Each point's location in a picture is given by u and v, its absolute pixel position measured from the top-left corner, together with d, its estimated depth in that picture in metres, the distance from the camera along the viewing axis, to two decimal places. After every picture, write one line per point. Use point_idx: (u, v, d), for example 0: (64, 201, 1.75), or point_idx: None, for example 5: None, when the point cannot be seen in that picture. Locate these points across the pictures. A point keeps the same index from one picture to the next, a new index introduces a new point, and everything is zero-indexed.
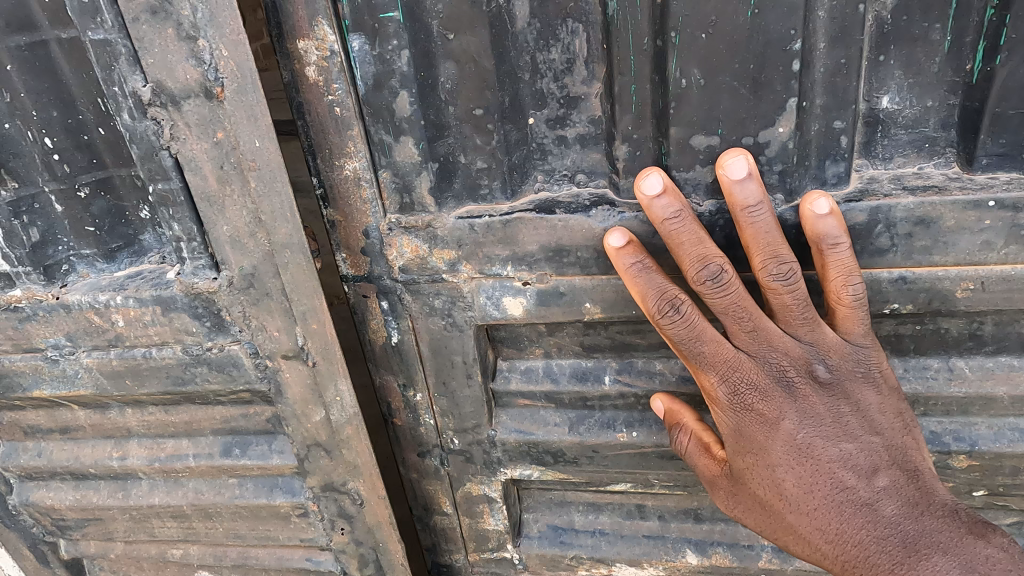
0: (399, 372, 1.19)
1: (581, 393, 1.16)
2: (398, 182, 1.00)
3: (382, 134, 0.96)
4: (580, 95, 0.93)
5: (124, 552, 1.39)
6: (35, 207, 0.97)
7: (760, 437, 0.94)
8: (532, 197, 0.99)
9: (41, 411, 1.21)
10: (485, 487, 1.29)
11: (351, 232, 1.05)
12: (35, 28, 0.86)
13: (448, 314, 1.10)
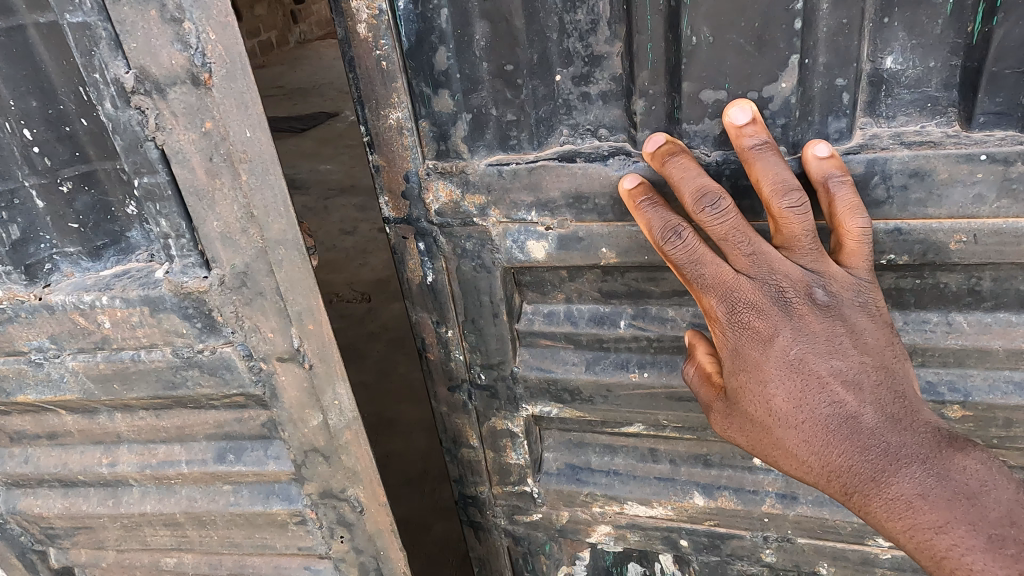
0: (432, 311, 1.24)
1: (597, 336, 1.19)
2: (435, 131, 1.05)
3: (421, 86, 1.02)
4: (602, 54, 0.96)
5: (115, 561, 1.36)
6: (14, 203, 0.95)
7: (754, 355, 0.92)
8: (556, 149, 1.04)
9: (27, 417, 1.18)
10: (509, 422, 1.34)
11: (394, 178, 1.10)
12: (12, 13, 0.83)
13: (477, 256, 1.15)
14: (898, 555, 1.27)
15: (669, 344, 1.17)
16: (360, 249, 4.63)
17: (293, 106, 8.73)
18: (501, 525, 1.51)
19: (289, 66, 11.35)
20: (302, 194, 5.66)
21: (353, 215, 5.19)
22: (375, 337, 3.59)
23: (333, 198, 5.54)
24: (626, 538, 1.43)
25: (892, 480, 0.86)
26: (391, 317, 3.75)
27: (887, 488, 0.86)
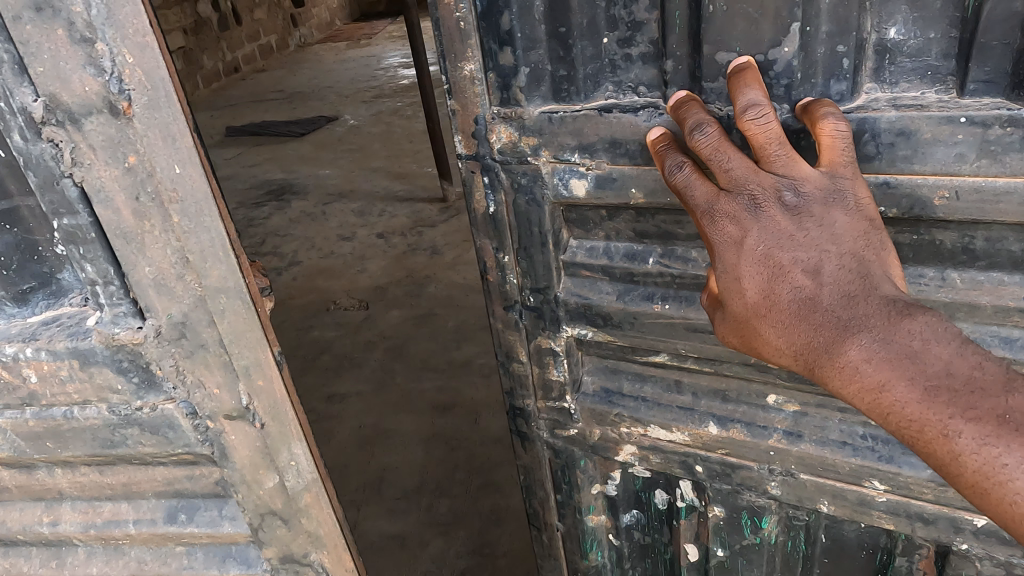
0: (493, 234, 1.24)
1: (628, 270, 1.17)
2: (500, 82, 1.10)
3: (489, 44, 1.08)
4: (642, 20, 0.99)
5: None
6: None
7: (724, 251, 0.90)
8: (600, 102, 1.06)
9: None
10: (553, 341, 1.29)
11: (465, 121, 1.15)
12: None
13: (530, 191, 1.16)
14: (895, 499, 1.14)
15: (690, 282, 1.13)
16: (359, 255, 4.58)
17: (294, 110, 8.70)
18: (543, 437, 1.43)
19: (291, 71, 11.32)
20: (303, 200, 5.62)
21: (351, 220, 5.15)
22: (372, 347, 3.54)
23: (333, 203, 5.50)
24: (648, 460, 1.34)
25: (844, 351, 0.83)
26: (390, 326, 3.70)
27: (840, 360, 0.83)
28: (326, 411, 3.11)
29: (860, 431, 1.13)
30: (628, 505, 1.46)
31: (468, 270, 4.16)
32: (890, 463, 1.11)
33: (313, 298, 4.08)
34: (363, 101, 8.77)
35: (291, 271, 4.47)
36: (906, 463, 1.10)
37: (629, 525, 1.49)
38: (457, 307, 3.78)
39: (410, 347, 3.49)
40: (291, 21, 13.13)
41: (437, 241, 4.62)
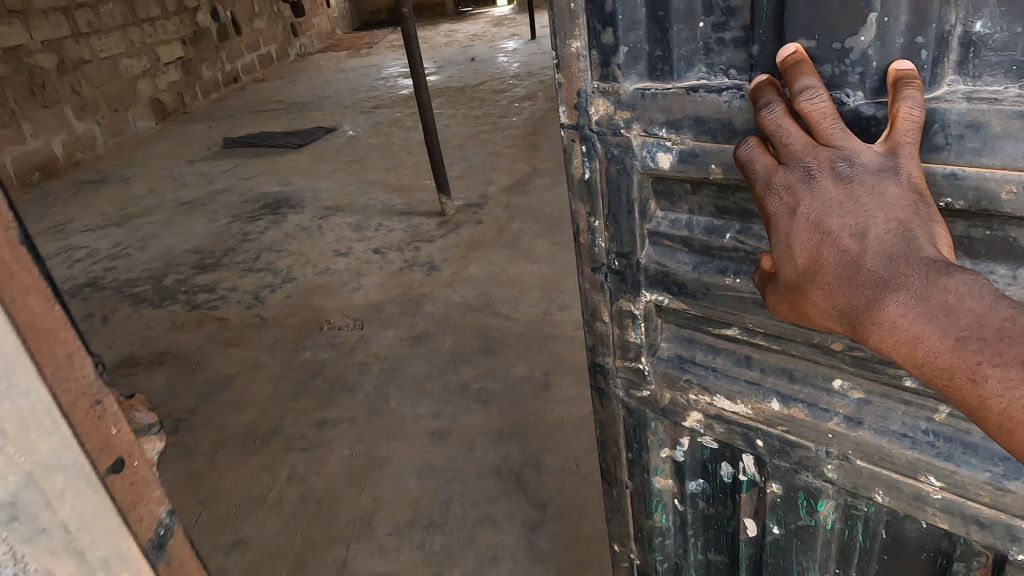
0: (585, 199, 1.29)
1: (706, 243, 1.19)
2: (602, 59, 1.16)
3: (594, 24, 1.14)
4: (737, 6, 1.04)
5: None
6: None
7: (777, 221, 0.95)
8: (691, 82, 1.10)
9: None
10: (632, 305, 1.33)
11: (569, 93, 1.21)
12: None
13: (622, 161, 1.20)
14: (950, 498, 1.07)
15: None
16: (354, 271, 4.49)
17: (293, 121, 8.63)
18: (618, 396, 1.46)
19: (289, 81, 11.27)
20: (299, 214, 5.53)
21: (347, 236, 5.04)
22: (366, 368, 3.43)
23: (329, 217, 5.40)
24: (712, 429, 1.34)
25: (882, 306, 0.87)
26: (384, 346, 3.59)
27: (877, 315, 0.87)
28: (318, 437, 2.99)
29: (921, 426, 1.07)
30: (694, 473, 1.45)
31: (466, 287, 4.07)
32: (947, 461, 1.05)
33: (306, 317, 3.98)
34: (361, 112, 8.69)
35: (284, 288, 4.37)
36: (964, 463, 1.03)
37: (694, 493, 1.48)
38: (454, 326, 3.68)
39: (406, 369, 3.38)
40: (290, 31, 13.14)
41: (434, 256, 4.54)
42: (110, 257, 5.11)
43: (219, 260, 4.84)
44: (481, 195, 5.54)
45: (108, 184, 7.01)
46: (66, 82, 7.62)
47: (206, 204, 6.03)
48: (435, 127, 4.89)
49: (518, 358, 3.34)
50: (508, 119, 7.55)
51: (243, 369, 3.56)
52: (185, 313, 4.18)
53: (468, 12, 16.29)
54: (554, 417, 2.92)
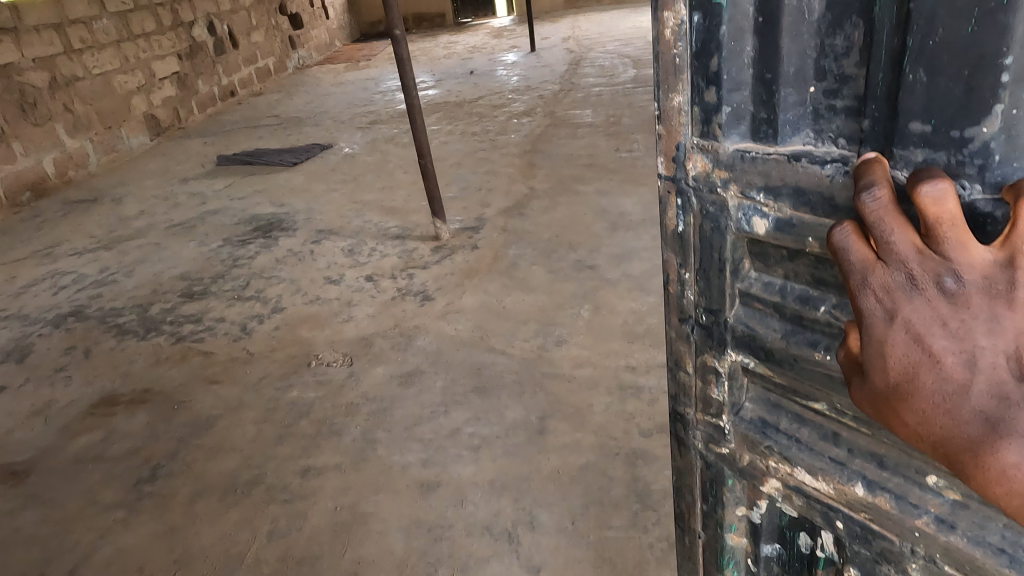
0: (677, 250, 1.24)
1: (798, 313, 1.08)
2: (703, 115, 1.10)
3: (697, 80, 1.09)
4: (852, 75, 0.95)
5: None
6: None
7: (875, 331, 0.89)
8: (794, 147, 1.01)
9: None
10: (716, 362, 1.27)
11: (670, 144, 1.18)
12: None
13: (716, 219, 1.13)
14: None
15: None
16: (346, 301, 4.35)
17: (289, 137, 8.52)
18: (697, 448, 1.41)
19: (286, 95, 11.17)
20: (291, 237, 5.40)
21: (340, 261, 4.91)
22: (354, 411, 3.28)
23: (322, 241, 5.27)
24: (790, 500, 1.24)
25: (986, 447, 0.83)
26: (373, 385, 3.44)
27: (981, 454, 0.84)
28: (301, 488, 2.85)
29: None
30: (770, 537, 1.35)
31: (460, 320, 3.92)
32: None
33: (293, 352, 3.83)
34: (358, 128, 8.57)
35: (272, 318, 4.23)
36: None
37: (770, 557, 1.37)
38: (447, 363, 3.53)
39: (394, 411, 3.23)
40: (288, 43, 13.06)
41: (428, 284, 4.40)
42: (97, 283, 4.99)
43: (207, 288, 4.71)
44: (478, 218, 5.39)
45: (99, 204, 6.89)
46: (58, 99, 7.51)
47: (197, 226, 5.91)
48: (429, 150, 4.75)
49: (513, 401, 3.19)
50: (507, 136, 7.41)
51: (226, 410, 3.41)
52: (169, 346, 4.04)
53: (468, 23, 16.18)
54: (549, 467, 2.77)
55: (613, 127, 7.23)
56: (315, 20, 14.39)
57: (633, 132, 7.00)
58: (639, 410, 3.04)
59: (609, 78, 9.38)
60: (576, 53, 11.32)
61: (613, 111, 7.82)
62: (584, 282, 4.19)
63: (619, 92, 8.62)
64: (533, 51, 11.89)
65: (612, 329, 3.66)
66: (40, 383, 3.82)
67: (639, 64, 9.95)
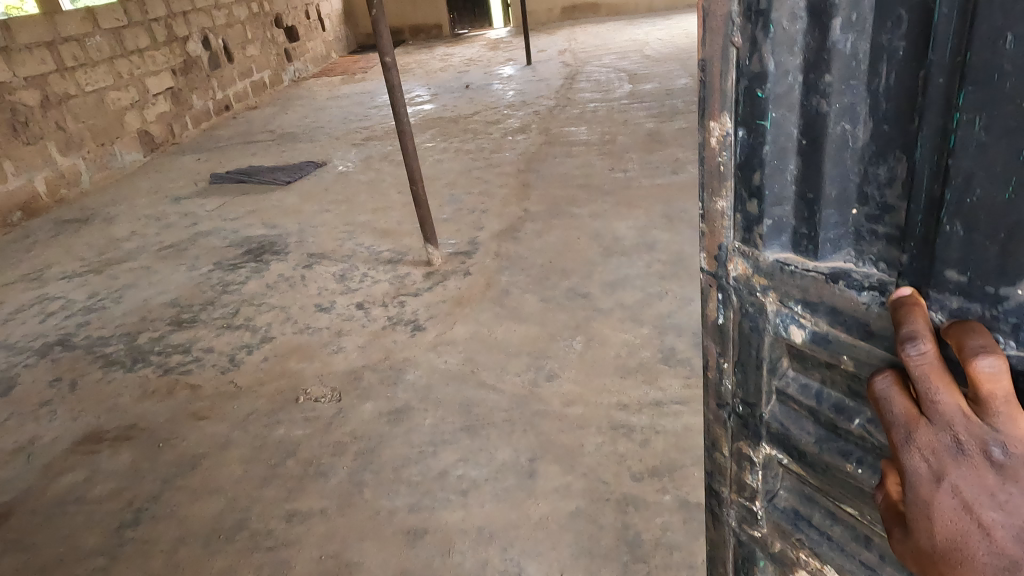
0: (716, 340, 1.32)
1: (833, 422, 1.13)
2: (744, 223, 1.14)
3: (740, 190, 1.12)
4: (895, 205, 0.95)
5: None
6: None
7: (923, 490, 0.92)
8: (833, 264, 1.03)
9: None
10: (752, 451, 1.36)
11: (712, 243, 1.23)
12: None
13: (754, 320, 1.19)
14: None
15: None
16: (336, 330, 4.30)
17: (283, 154, 8.48)
18: (732, 524, 1.52)
19: (281, 109, 11.13)
20: (282, 261, 5.36)
21: (331, 287, 4.87)
22: (342, 450, 3.22)
23: (313, 266, 5.23)
24: None
25: None
26: (362, 422, 3.39)
27: None
28: (285, 534, 2.80)
29: None
30: None
31: (451, 352, 3.87)
32: None
33: (281, 385, 3.78)
34: (352, 144, 8.53)
35: (261, 349, 4.17)
36: None
37: None
38: (437, 399, 3.48)
39: (382, 451, 3.18)
40: (283, 56, 13.03)
41: (420, 312, 4.35)
42: (86, 309, 4.94)
43: (196, 315, 4.66)
44: (471, 241, 5.35)
45: (90, 224, 6.84)
46: (50, 117, 7.47)
47: (188, 248, 5.86)
48: (421, 176, 4.72)
49: (502, 441, 3.14)
50: (502, 155, 7.38)
51: (211, 448, 3.36)
52: (156, 378, 3.99)
53: (465, 35, 16.17)
54: (537, 514, 2.73)
55: (608, 146, 7.20)
56: (311, 32, 14.36)
57: (628, 151, 6.96)
58: (630, 451, 2.99)
59: (605, 93, 9.34)
60: (572, 67, 11.29)
61: (608, 128, 7.79)
62: (576, 312, 4.14)
63: (614, 109, 8.58)
64: (529, 65, 11.86)
65: (604, 363, 3.62)
66: (24, 418, 3.77)
67: (634, 79, 9.92)
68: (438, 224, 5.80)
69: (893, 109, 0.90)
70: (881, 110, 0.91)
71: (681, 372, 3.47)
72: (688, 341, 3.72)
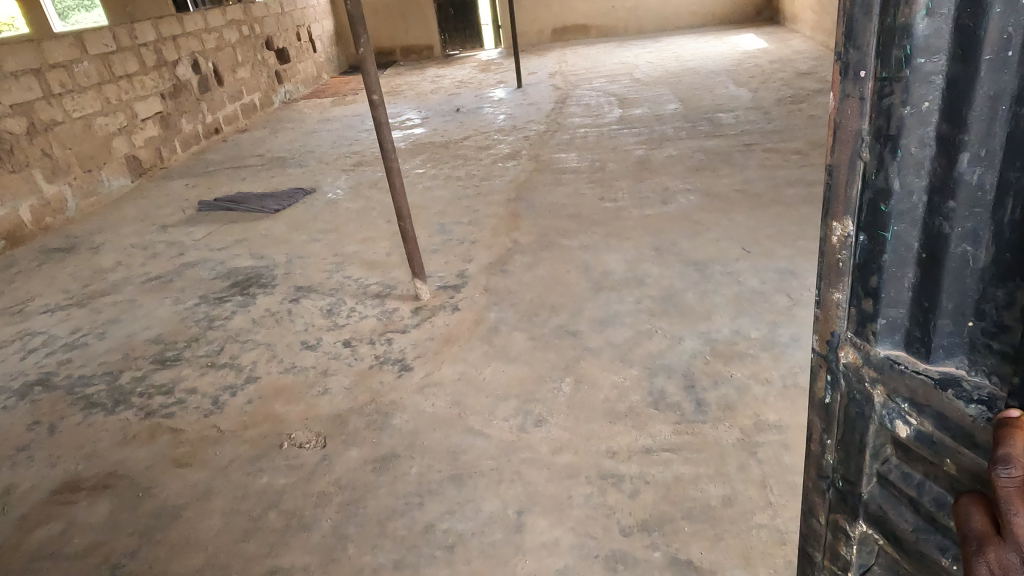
0: (821, 418, 1.47)
1: (933, 513, 1.27)
2: (861, 319, 1.29)
3: (857, 289, 1.27)
4: (1010, 325, 1.07)
5: None
6: None
7: None
8: (944, 370, 1.17)
9: None
10: (848, 524, 1.49)
11: (825, 329, 1.38)
12: None
13: (863, 407, 1.33)
14: None
15: None
16: (322, 369, 4.23)
17: (272, 180, 8.43)
18: None
19: (271, 132, 11.10)
20: (269, 295, 5.30)
21: (319, 323, 4.81)
22: (326, 500, 3.16)
23: (300, 300, 5.17)
24: None
25: None
26: (348, 470, 3.32)
27: None
28: None
29: None
30: None
31: (438, 395, 3.81)
32: None
33: (265, 430, 3.71)
34: (342, 170, 8.51)
35: (246, 390, 4.10)
36: None
37: None
38: (423, 446, 3.42)
39: (368, 502, 3.11)
40: (274, 78, 13.04)
41: (407, 351, 4.30)
42: (68, 347, 4.86)
43: (180, 353, 4.58)
44: (460, 274, 5.31)
45: (75, 253, 6.76)
46: (36, 144, 7.39)
47: (173, 281, 5.79)
48: (408, 212, 4.70)
49: (489, 492, 3.08)
50: (491, 182, 7.37)
51: (193, 498, 3.28)
52: (138, 423, 3.91)
53: (455, 55, 16.23)
54: (524, 571, 2.67)
55: (597, 174, 7.20)
56: (302, 54, 14.40)
57: (617, 179, 6.96)
58: (619, 504, 2.93)
59: (594, 119, 9.36)
60: (561, 90, 11.33)
61: (598, 155, 7.79)
62: (565, 351, 4.09)
63: (604, 134, 8.59)
64: (519, 88, 11.89)
65: (593, 407, 3.57)
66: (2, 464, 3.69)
67: (624, 103, 9.96)
68: (427, 255, 5.75)
69: (1016, 239, 1.03)
70: (1005, 238, 1.04)
71: (671, 417, 3.43)
72: (677, 384, 3.68)
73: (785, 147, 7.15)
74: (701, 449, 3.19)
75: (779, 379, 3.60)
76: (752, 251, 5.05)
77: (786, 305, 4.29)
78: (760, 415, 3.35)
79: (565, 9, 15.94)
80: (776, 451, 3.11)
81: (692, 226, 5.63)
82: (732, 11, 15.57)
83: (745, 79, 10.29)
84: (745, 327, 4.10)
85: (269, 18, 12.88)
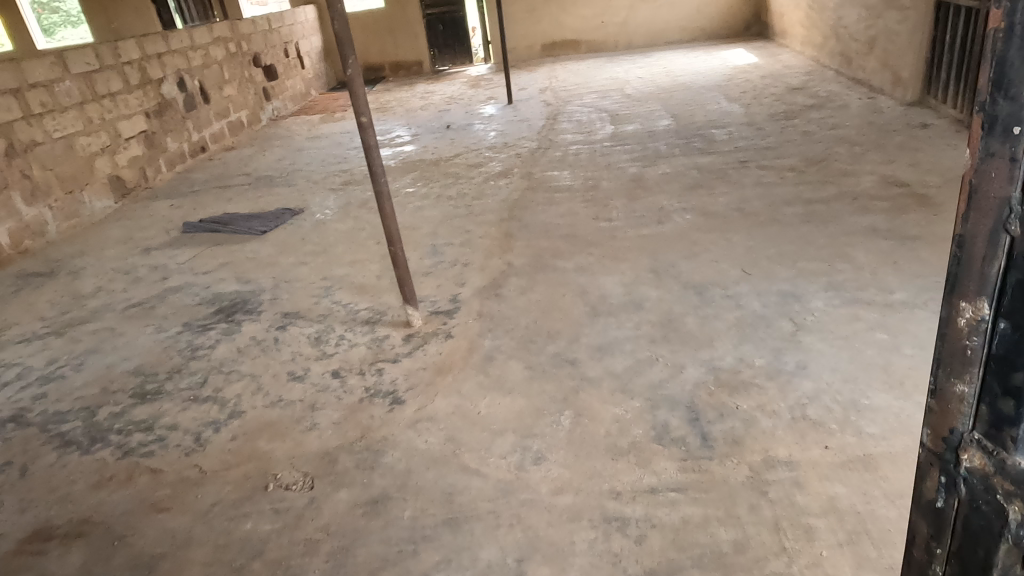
0: (931, 524, 1.31)
1: None
2: (992, 417, 1.10)
3: (991, 384, 1.09)
4: None
5: None
6: None
7: None
8: None
9: None
10: None
11: (943, 423, 1.22)
12: None
13: (985, 517, 1.15)
14: None
15: None
16: (310, 403, 4.05)
17: (259, 200, 8.26)
18: None
19: (258, 151, 10.93)
20: (255, 322, 5.11)
21: (307, 352, 4.63)
22: (314, 549, 2.97)
23: (287, 327, 4.99)
24: None
25: None
26: (336, 515, 3.14)
27: None
28: None
29: None
30: None
31: (432, 431, 3.64)
32: None
33: (249, 470, 3.51)
34: (331, 189, 8.35)
35: (229, 426, 3.90)
36: None
37: None
38: (416, 487, 3.24)
39: (358, 551, 2.93)
40: (262, 95, 12.89)
41: (399, 382, 4.12)
42: (43, 379, 4.65)
43: (161, 386, 4.38)
44: (453, 299, 5.15)
45: (54, 278, 6.54)
46: (15, 166, 7.19)
47: (156, 307, 5.59)
48: (399, 237, 4.54)
49: (487, 538, 2.91)
50: (483, 202, 7.23)
51: (172, 547, 3.09)
52: (114, 463, 3.70)
53: (445, 71, 16.15)
54: None
55: (592, 192, 7.08)
56: (290, 70, 14.28)
57: (612, 198, 6.84)
58: (625, 550, 2.77)
59: (587, 135, 9.27)
60: (553, 106, 11.25)
61: (591, 172, 7.68)
62: (563, 382, 3.93)
63: (597, 151, 8.49)
64: (510, 104, 11.80)
65: (594, 443, 3.41)
66: None
67: (616, 119, 9.87)
68: (418, 279, 5.59)
69: None
70: None
71: (676, 454, 3.27)
72: (681, 417, 3.52)
73: (780, 164, 7.06)
74: (709, 489, 3.03)
75: (787, 411, 3.45)
76: (752, 272, 4.93)
77: (791, 330, 4.16)
78: (769, 451, 3.20)
79: (554, 25, 15.93)
80: (788, 491, 2.96)
81: (689, 247, 5.50)
82: (721, 26, 15.61)
83: (737, 95, 10.25)
84: (748, 355, 3.96)
85: (256, 35, 12.76)
